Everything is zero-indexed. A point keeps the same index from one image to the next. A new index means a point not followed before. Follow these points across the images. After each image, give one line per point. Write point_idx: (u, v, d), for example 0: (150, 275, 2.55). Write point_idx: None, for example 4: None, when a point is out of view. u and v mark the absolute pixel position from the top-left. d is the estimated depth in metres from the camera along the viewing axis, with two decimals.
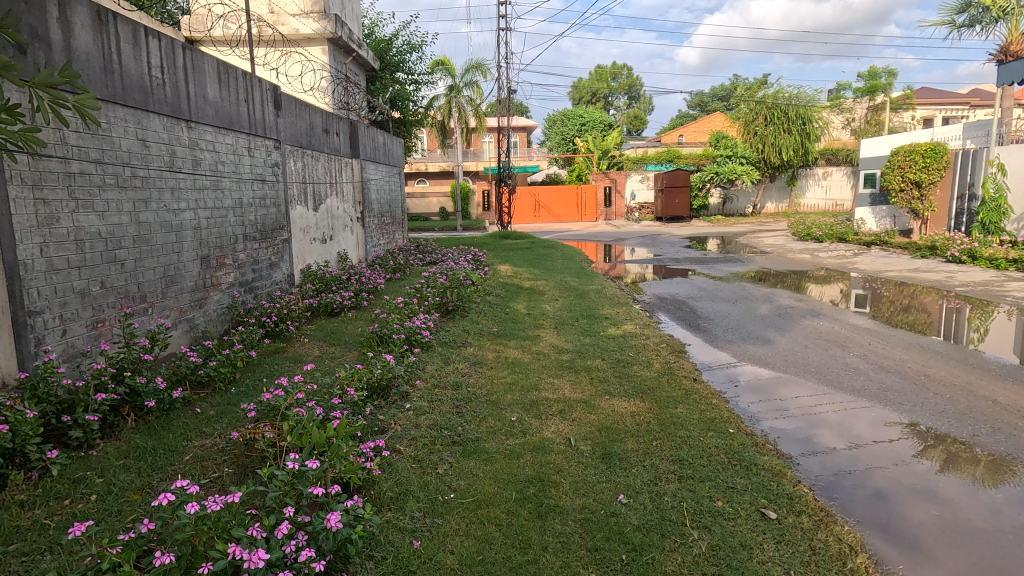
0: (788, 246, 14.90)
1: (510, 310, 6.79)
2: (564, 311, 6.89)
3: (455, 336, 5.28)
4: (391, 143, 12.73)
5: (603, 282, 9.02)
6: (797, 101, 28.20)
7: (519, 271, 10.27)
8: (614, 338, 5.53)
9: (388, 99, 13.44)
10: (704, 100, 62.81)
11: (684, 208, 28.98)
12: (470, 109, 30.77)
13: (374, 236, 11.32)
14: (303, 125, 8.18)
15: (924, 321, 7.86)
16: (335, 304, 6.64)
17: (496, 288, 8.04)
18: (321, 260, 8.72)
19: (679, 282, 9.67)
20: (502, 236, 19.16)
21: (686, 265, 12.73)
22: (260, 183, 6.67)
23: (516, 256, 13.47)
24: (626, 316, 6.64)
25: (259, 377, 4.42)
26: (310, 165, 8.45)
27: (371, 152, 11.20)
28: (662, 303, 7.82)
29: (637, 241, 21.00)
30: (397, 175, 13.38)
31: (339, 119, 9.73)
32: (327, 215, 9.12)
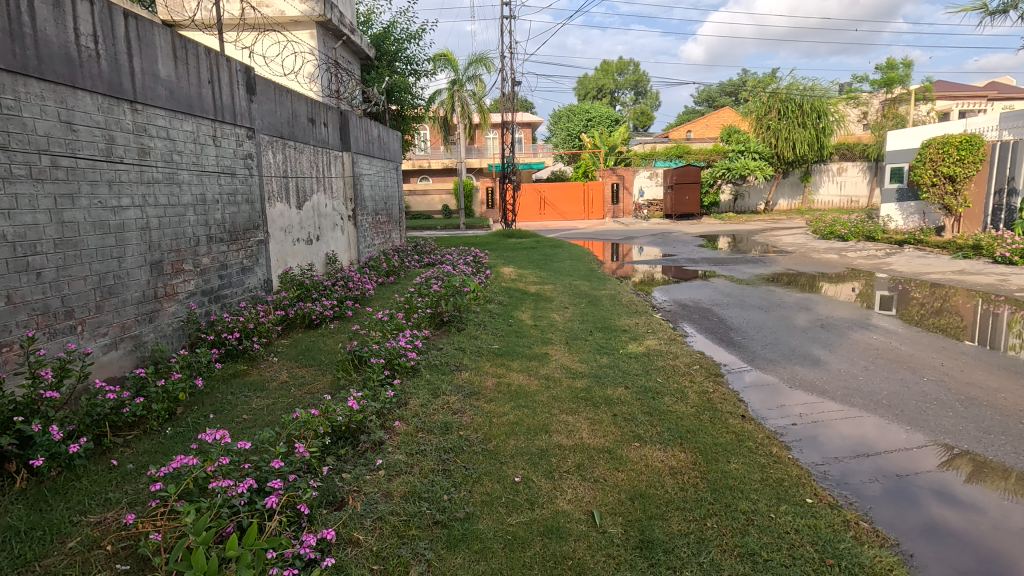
0: (811, 245, 13.99)
1: (513, 321, 5.97)
2: (575, 322, 6.05)
3: (449, 355, 4.47)
4: (387, 135, 11.90)
5: (617, 287, 8.19)
6: (812, 94, 27.21)
7: (524, 274, 9.44)
8: (637, 358, 4.70)
9: (385, 90, 12.61)
10: (712, 95, 61.72)
11: (694, 205, 28.03)
12: (473, 104, 29.93)
13: (368, 236, 10.50)
14: (283, 114, 7.37)
15: (956, 324, 7.04)
16: (315, 315, 5.84)
17: (498, 294, 7.22)
18: (305, 263, 7.91)
19: (699, 285, 8.83)
20: (506, 235, 18.32)
21: (703, 265, 11.87)
22: (229, 177, 5.85)
23: (521, 257, 12.63)
24: (646, 327, 5.80)
25: (204, 413, 3.60)
26: (292, 157, 7.63)
27: (364, 146, 10.39)
28: (685, 310, 6.98)
29: (648, 240, 20.10)
30: (394, 170, 12.57)
31: (327, 109, 8.92)
32: (313, 213, 8.31)
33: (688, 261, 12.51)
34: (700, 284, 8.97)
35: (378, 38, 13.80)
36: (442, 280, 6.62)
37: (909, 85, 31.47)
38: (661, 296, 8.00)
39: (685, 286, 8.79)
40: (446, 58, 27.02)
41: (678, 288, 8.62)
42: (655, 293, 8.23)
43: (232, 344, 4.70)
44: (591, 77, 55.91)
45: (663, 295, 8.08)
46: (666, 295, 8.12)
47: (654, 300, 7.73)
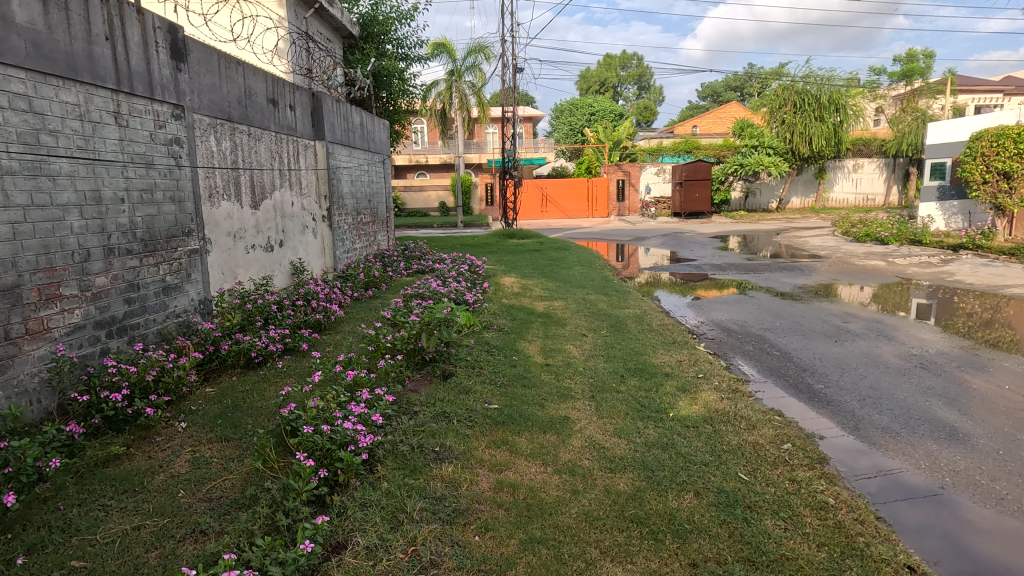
0: (846, 249, 12.56)
1: (517, 358, 4.54)
2: (599, 360, 4.62)
3: (425, 430, 3.05)
4: (371, 123, 10.45)
5: (642, 305, 6.76)
6: (830, 86, 25.73)
7: (530, 286, 7.97)
8: (697, 429, 3.28)
9: (371, 74, 11.15)
10: (717, 89, 60.09)
11: (705, 203, 26.58)
12: (471, 95, 28.48)
13: (347, 238, 9.08)
14: (230, 90, 5.92)
15: (1010, 337, 6.03)
16: (254, 351, 4.39)
17: (496, 317, 5.78)
18: (262, 274, 6.50)
19: (737, 302, 7.43)
20: (507, 235, 16.86)
21: (731, 272, 10.43)
22: (144, 168, 4.44)
23: (524, 262, 11.21)
24: (694, 370, 4.38)
25: (9, 555, 2.15)
26: (242, 145, 6.19)
27: (343, 135, 8.97)
28: (734, 338, 5.56)
29: (660, 240, 18.68)
30: (381, 163, 11.14)
31: (294, 89, 7.48)
32: (274, 212, 6.87)
33: (712, 265, 11.07)
34: (737, 299, 7.58)
35: (365, 17, 12.33)
36: (426, 301, 5.19)
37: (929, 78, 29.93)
38: (696, 316, 6.56)
39: (720, 303, 7.39)
40: (444, 47, 25.60)
41: (711, 305, 7.22)
42: (687, 312, 6.81)
43: (117, 407, 3.23)
44: (593, 70, 54.31)
45: (698, 314, 6.65)
46: (701, 314, 6.68)
47: (689, 321, 6.30)
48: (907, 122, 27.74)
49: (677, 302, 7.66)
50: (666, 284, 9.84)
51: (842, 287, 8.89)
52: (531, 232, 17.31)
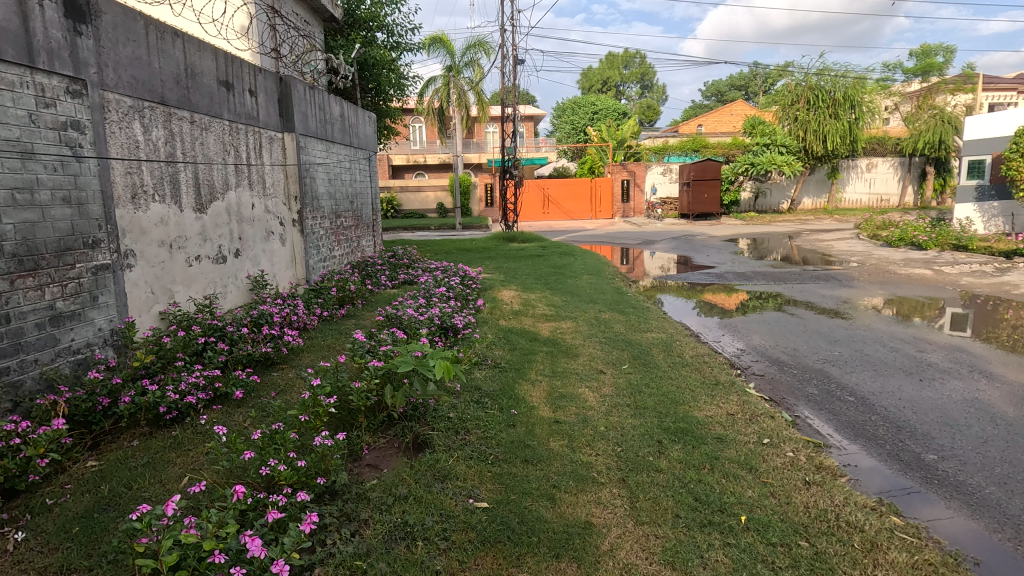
0: (879, 254, 11.44)
1: (516, 413, 3.43)
2: (624, 414, 3.52)
3: (372, 570, 1.98)
4: (354, 116, 9.34)
5: (667, 328, 5.64)
6: (845, 82, 24.58)
7: (532, 300, 6.84)
8: (790, 551, 2.17)
9: (355, 62, 10.05)
10: (722, 89, 58.92)
11: (714, 204, 25.44)
12: (471, 92, 27.40)
13: (324, 245, 7.97)
14: (164, 67, 4.83)
15: None
16: (161, 407, 3.25)
17: (491, 349, 4.66)
18: (210, 291, 5.40)
19: (776, 322, 6.32)
20: (507, 238, 15.74)
21: (758, 281, 9.30)
22: (19, 158, 3.36)
23: (526, 270, 10.11)
24: (753, 431, 3.27)
25: None
26: (182, 134, 5.09)
27: (319, 127, 7.86)
28: (788, 374, 4.44)
29: (669, 243, 17.56)
30: (367, 159, 10.04)
31: (256, 72, 6.37)
32: (227, 216, 5.77)
33: (736, 273, 9.95)
34: (775, 320, 6.48)
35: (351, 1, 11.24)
36: (398, 334, 4.07)
37: (945, 74, 28.78)
38: (731, 342, 5.45)
39: (756, 324, 6.28)
40: (441, 41, 24.58)
41: (747, 327, 6.10)
42: (719, 336, 5.71)
43: None
44: (595, 69, 53.22)
45: (735, 339, 5.52)
46: (738, 339, 5.55)
47: (726, 349, 5.17)
48: (923, 120, 26.58)
49: (705, 322, 6.53)
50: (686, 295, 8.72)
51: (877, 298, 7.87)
52: (533, 235, 16.19)
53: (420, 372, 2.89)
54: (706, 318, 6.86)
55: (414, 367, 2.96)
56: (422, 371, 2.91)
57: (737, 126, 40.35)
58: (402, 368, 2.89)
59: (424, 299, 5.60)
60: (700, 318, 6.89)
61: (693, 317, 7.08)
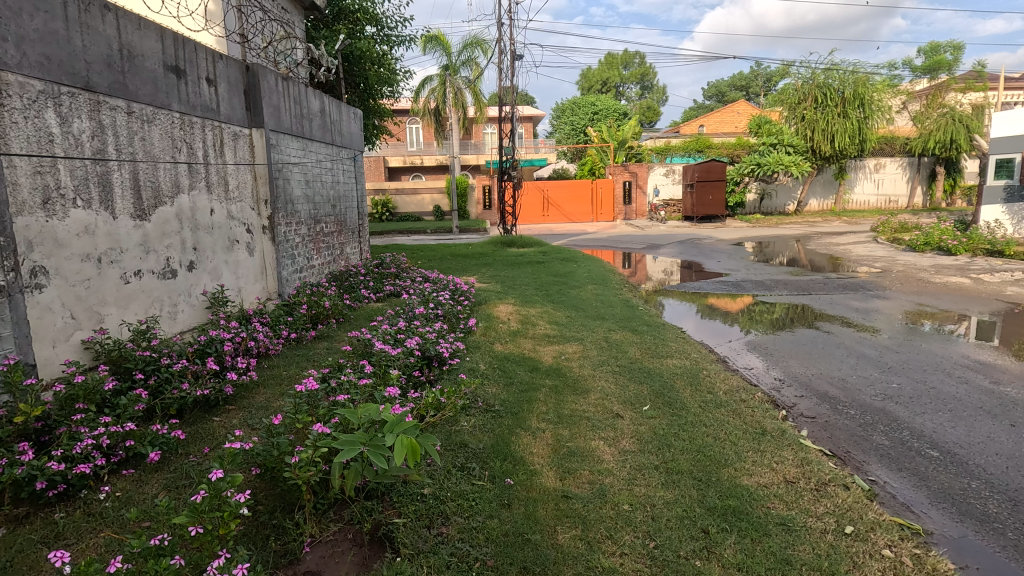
0: (906, 260, 10.63)
1: (512, 483, 2.64)
2: (653, 481, 2.72)
3: None
4: (337, 111, 8.54)
5: (690, 353, 4.85)
6: (854, 79, 23.81)
7: (533, 317, 6.05)
8: None
9: (340, 54, 9.25)
10: (722, 89, 58.22)
11: (719, 206, 24.68)
12: (468, 92, 26.63)
13: (300, 253, 7.18)
14: (91, 46, 4.03)
15: None
16: (39, 482, 2.44)
17: (484, 385, 3.85)
18: (154, 312, 4.61)
19: (812, 344, 5.53)
20: (505, 243, 14.93)
21: (779, 291, 8.51)
22: None
23: (525, 279, 9.32)
24: (826, 512, 2.46)
25: None
26: (118, 127, 4.30)
27: (295, 123, 7.04)
28: (844, 416, 3.65)
29: (675, 247, 16.76)
30: (352, 160, 9.23)
31: (215, 58, 5.57)
32: (178, 224, 4.98)
33: (753, 282, 9.16)
34: (810, 341, 5.69)
35: None
36: (366, 373, 3.27)
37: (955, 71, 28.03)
38: (765, 370, 4.65)
39: (790, 347, 5.48)
40: (437, 39, 23.85)
41: (780, 350, 5.30)
42: (750, 362, 4.92)
43: None
44: (595, 70, 52.52)
45: (769, 367, 4.72)
46: (773, 366, 4.76)
47: (762, 380, 4.37)
48: (933, 119, 25.83)
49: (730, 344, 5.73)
50: (701, 306, 7.93)
51: (917, 311, 7.07)
52: (533, 240, 15.38)
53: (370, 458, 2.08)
54: (729, 337, 6.09)
55: (364, 444, 2.15)
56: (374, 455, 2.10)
57: (740, 126, 39.60)
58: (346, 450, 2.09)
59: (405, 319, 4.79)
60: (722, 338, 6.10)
61: (713, 336, 6.29)
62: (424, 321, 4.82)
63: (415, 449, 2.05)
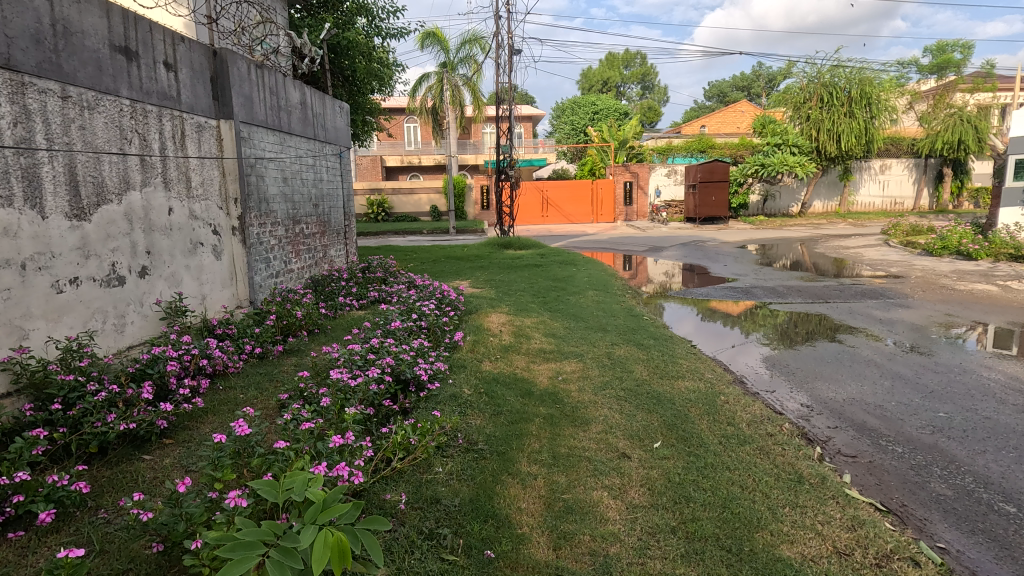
0: (924, 265, 10.08)
1: (492, 556, 2.10)
2: (672, 553, 2.17)
3: None
4: (319, 104, 7.98)
5: (703, 373, 4.30)
6: (861, 78, 23.30)
7: (528, 329, 5.49)
8: None
9: (325, 43, 8.70)
10: (724, 90, 57.68)
11: (722, 207, 24.14)
12: (466, 89, 26.08)
13: (276, 257, 6.63)
14: (12, 18, 3.47)
15: None
16: None
17: (466, 416, 3.30)
18: (95, 324, 4.05)
19: (837, 360, 4.97)
20: (501, 244, 14.38)
21: (792, 298, 7.96)
22: None
23: (521, 284, 8.77)
24: None
25: None
26: (49, 112, 3.73)
27: (270, 115, 6.48)
28: (891, 455, 3.09)
29: (677, 250, 16.22)
30: (338, 156, 8.67)
31: (174, 40, 5.00)
32: (128, 225, 4.43)
33: (764, 288, 8.61)
34: (835, 357, 5.13)
35: None
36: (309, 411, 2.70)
37: (962, 71, 27.53)
38: (790, 393, 4.09)
39: (813, 364, 4.92)
40: (434, 36, 23.33)
41: (805, 369, 4.73)
42: (771, 383, 4.36)
43: None
44: (595, 69, 51.99)
45: (794, 389, 4.17)
46: (799, 389, 4.19)
47: (788, 407, 3.81)
48: (941, 119, 25.32)
49: (745, 360, 5.18)
50: (709, 315, 7.38)
51: (946, 322, 6.52)
52: (531, 242, 14.84)
53: (276, 568, 1.45)
54: (742, 351, 5.56)
55: (273, 537, 1.54)
56: (281, 563, 1.47)
57: (742, 127, 39.12)
58: (242, 554, 1.48)
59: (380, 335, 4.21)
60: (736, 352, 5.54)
61: (726, 349, 5.73)
62: (404, 336, 4.24)
63: (344, 550, 1.48)
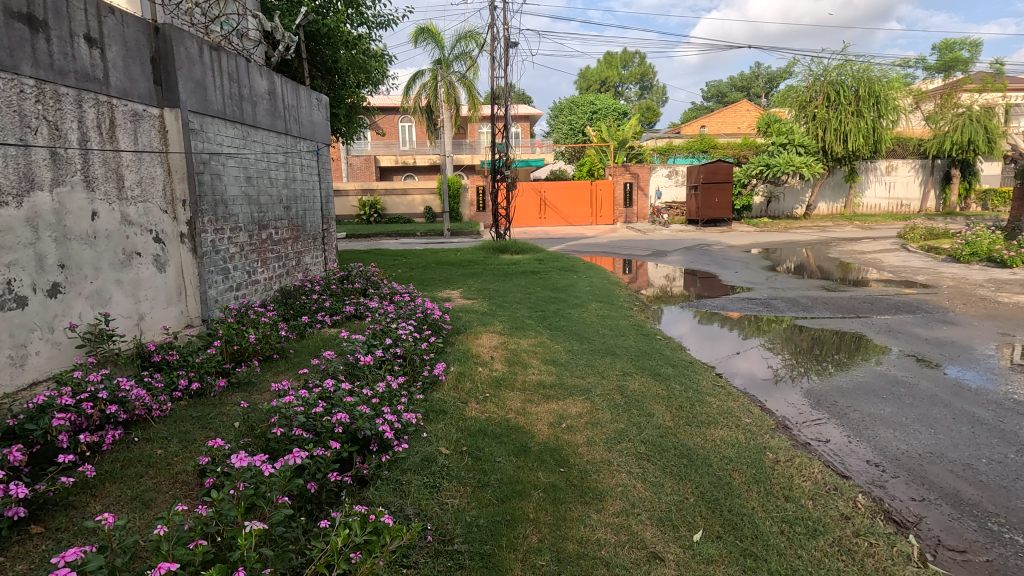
0: (954, 273, 9.29)
1: None
2: None
3: None
4: (292, 94, 7.15)
5: (738, 418, 3.49)
6: (869, 77, 22.57)
7: (523, 354, 4.66)
8: None
9: (301, 29, 7.87)
10: (723, 90, 56.98)
11: (725, 209, 23.40)
12: (461, 87, 25.29)
13: (238, 267, 5.81)
14: None
15: None
16: None
17: (440, 493, 2.49)
18: None
19: (874, 386, 4.44)
20: (497, 248, 13.56)
21: (818, 310, 7.16)
22: None
23: (517, 294, 7.98)
24: None
25: None
26: None
27: (230, 105, 5.65)
28: (1014, 552, 2.28)
29: (682, 253, 15.46)
30: (314, 153, 7.85)
31: (101, 11, 4.18)
32: (30, 233, 3.60)
33: (784, 299, 7.80)
34: (871, 381, 4.58)
35: None
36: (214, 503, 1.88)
37: (971, 70, 26.81)
38: (829, 429, 3.53)
39: (844, 389, 4.41)
40: (429, 32, 22.55)
41: (834, 394, 4.25)
42: (794, 409, 3.90)
43: None
44: (594, 69, 51.22)
45: (831, 424, 3.62)
46: (835, 421, 3.68)
47: (828, 446, 3.28)
48: (949, 119, 24.62)
49: (756, 378, 4.82)
50: (718, 324, 6.85)
51: (1001, 341, 5.72)
52: (528, 246, 14.03)
53: None
54: (774, 379, 4.78)
55: None
56: None
57: (743, 127, 38.48)
58: None
59: (340, 375, 3.38)
60: (768, 380, 4.75)
61: (751, 374, 4.99)
62: (371, 376, 3.41)
63: None
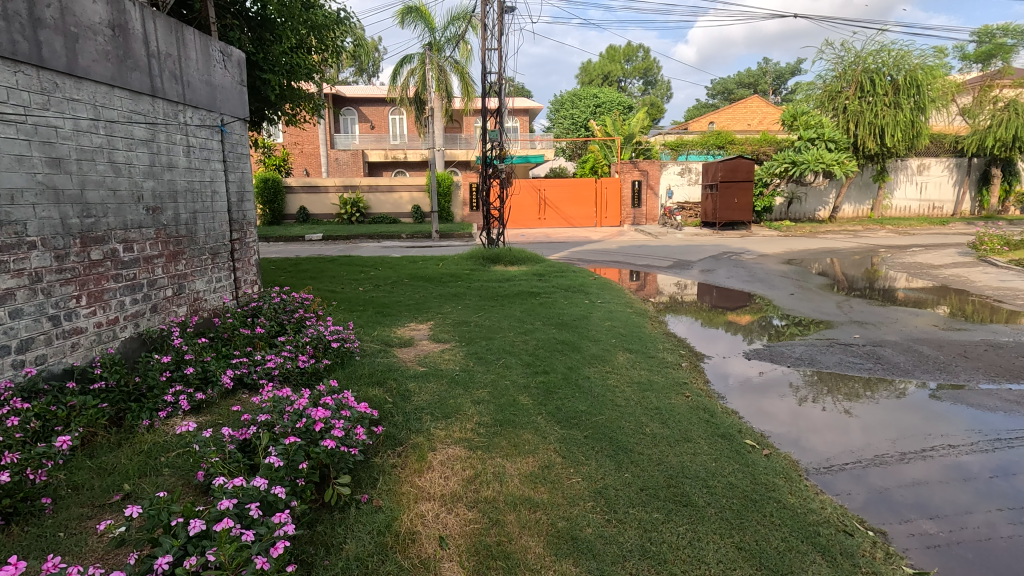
0: None
1: None
2: None
3: None
4: (169, 38, 4.72)
5: None
6: (908, 64, 20.17)
7: (508, 527, 2.29)
8: None
9: None
10: (730, 86, 54.32)
11: (745, 211, 20.91)
12: (454, 74, 22.81)
13: (24, 315, 3.33)
14: None
15: None
16: None
17: None
18: None
19: (904, 415, 3.89)
20: (488, 259, 11.10)
21: (963, 372, 4.69)
22: None
23: (509, 334, 5.57)
24: None
25: None
26: None
27: (4, 30, 3.23)
28: None
29: (707, 264, 13.03)
30: (216, 130, 5.42)
31: None
32: None
33: (895, 347, 5.36)
34: (902, 407, 4.00)
35: None
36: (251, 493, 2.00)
37: (1011, 61, 24.42)
38: (875, 491, 2.94)
39: (871, 419, 3.86)
40: (417, 11, 20.10)
41: (866, 429, 3.68)
42: (808, 442, 3.49)
43: None
44: (596, 62, 48.68)
45: (870, 476, 3.07)
46: (880, 475, 3.11)
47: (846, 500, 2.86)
48: (990, 113, 22.26)
49: (769, 393, 4.28)
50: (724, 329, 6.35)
51: None
52: (527, 254, 11.58)
53: None
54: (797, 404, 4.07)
55: None
56: None
57: (755, 124, 36.07)
58: None
59: None
60: (769, 397, 4.21)
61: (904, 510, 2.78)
62: None
63: None
